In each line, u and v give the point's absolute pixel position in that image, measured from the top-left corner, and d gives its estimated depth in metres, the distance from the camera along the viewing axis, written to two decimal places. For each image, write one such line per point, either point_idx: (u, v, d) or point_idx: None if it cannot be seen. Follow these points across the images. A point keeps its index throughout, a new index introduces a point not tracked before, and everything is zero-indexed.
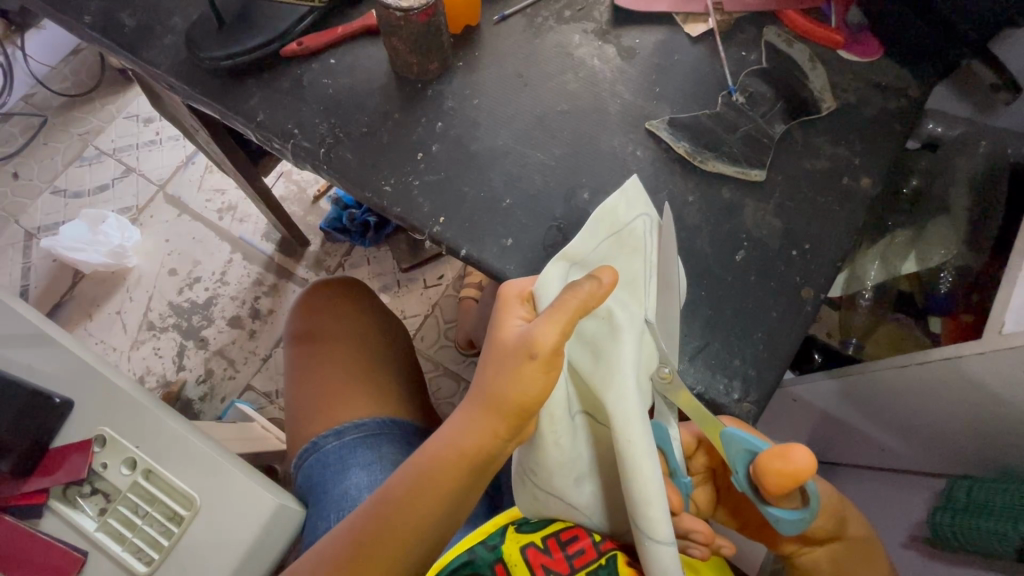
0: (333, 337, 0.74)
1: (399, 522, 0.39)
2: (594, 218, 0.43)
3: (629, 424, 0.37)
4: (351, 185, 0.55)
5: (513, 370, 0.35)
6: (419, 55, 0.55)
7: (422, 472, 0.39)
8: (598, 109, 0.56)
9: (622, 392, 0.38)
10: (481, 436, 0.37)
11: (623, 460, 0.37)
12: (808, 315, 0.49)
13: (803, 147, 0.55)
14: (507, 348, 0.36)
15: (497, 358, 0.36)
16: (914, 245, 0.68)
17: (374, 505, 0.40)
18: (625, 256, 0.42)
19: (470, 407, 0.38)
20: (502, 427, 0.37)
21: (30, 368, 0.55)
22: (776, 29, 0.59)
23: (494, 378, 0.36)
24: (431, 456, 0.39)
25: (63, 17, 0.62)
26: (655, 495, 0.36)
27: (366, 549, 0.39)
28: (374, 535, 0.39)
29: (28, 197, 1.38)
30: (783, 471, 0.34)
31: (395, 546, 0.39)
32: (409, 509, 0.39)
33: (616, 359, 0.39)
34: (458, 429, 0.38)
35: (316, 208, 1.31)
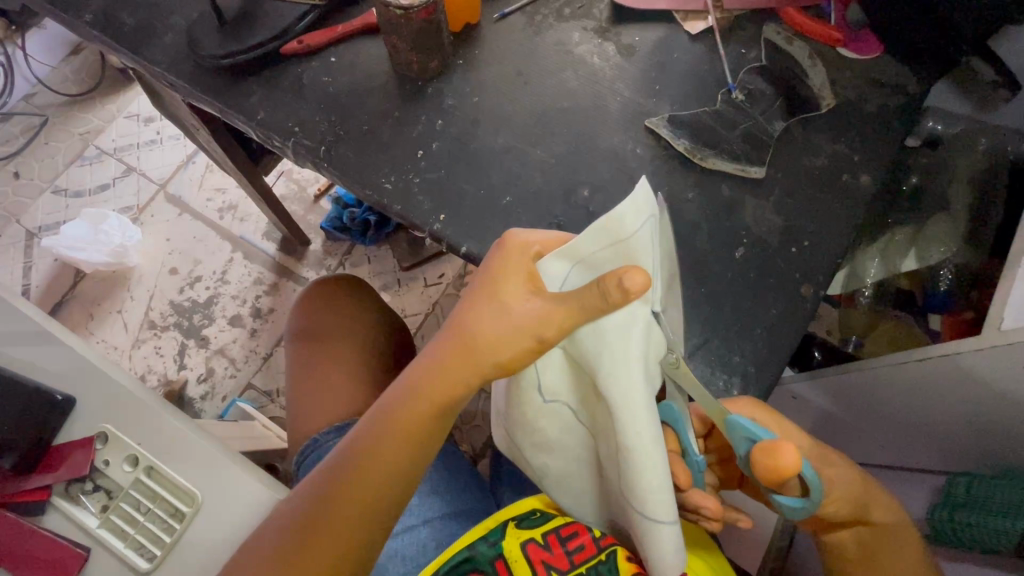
0: (333, 336, 0.74)
1: (378, 459, 0.40)
2: (597, 223, 0.35)
3: (635, 416, 0.36)
4: (351, 183, 0.55)
5: (507, 323, 0.37)
6: (420, 53, 0.55)
7: (400, 409, 0.40)
8: (598, 107, 0.57)
9: (630, 384, 0.36)
10: (453, 382, 0.40)
11: (630, 451, 0.36)
12: (807, 312, 0.49)
13: (802, 144, 0.55)
14: (502, 300, 0.38)
15: (491, 309, 0.38)
16: (915, 243, 0.68)
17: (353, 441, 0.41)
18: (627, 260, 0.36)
19: (447, 355, 0.39)
20: (484, 372, 0.39)
21: (32, 366, 0.55)
22: (775, 26, 0.59)
23: (478, 333, 0.38)
24: (410, 393, 0.40)
25: (64, 16, 0.62)
26: (659, 483, 0.36)
27: (342, 487, 0.40)
28: (352, 473, 0.40)
29: (28, 196, 1.38)
30: (772, 466, 0.35)
31: (360, 479, 0.40)
32: (378, 446, 0.40)
33: (626, 350, 0.36)
34: (439, 371, 0.39)
35: (317, 207, 1.31)
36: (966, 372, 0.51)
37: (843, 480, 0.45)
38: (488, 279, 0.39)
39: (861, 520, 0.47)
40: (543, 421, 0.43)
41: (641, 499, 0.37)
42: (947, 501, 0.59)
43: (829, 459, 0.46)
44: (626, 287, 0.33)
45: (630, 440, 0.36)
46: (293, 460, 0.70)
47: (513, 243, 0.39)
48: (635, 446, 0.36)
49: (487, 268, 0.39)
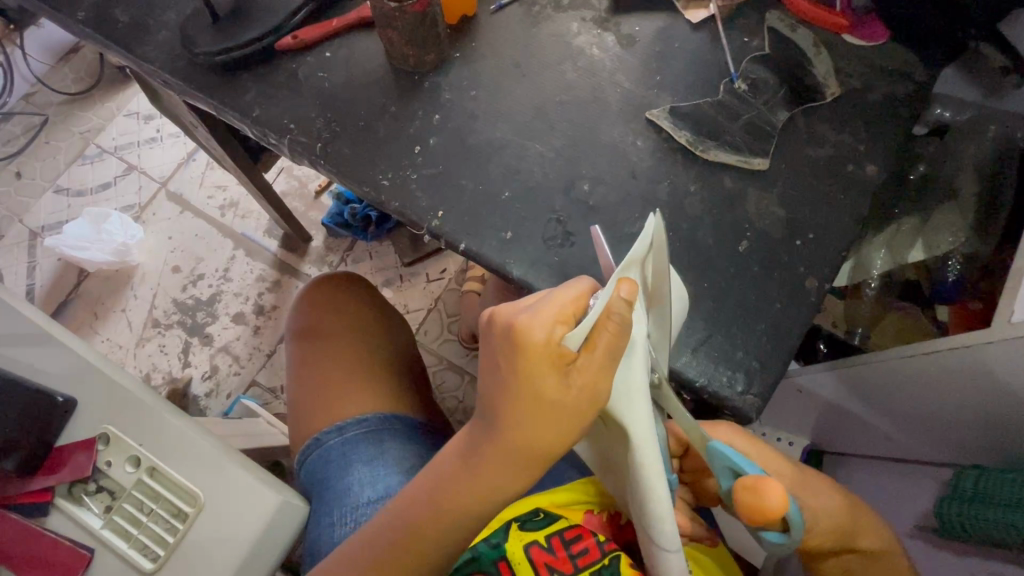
0: (332, 334, 0.74)
1: (426, 537, 0.39)
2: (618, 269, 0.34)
3: (643, 451, 0.34)
4: (349, 180, 0.54)
5: (553, 419, 0.34)
6: (416, 46, 0.54)
7: (446, 498, 0.38)
8: (598, 99, 0.56)
9: (637, 418, 0.34)
10: (504, 471, 0.37)
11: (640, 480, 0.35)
12: (812, 305, 0.48)
13: (807, 134, 0.53)
14: (543, 397, 0.34)
15: (532, 408, 0.34)
16: (922, 231, 0.66)
17: (392, 531, 0.40)
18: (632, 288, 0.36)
19: (493, 446, 0.36)
20: (533, 465, 0.37)
21: (34, 368, 0.55)
22: (778, 13, 0.58)
23: (528, 425, 0.35)
24: (458, 496, 0.38)
25: (58, 15, 0.62)
26: (666, 515, 0.35)
27: (390, 563, 0.40)
28: (398, 551, 0.40)
29: (30, 195, 1.38)
30: (756, 505, 0.33)
31: (412, 557, 0.40)
32: (428, 528, 0.39)
33: (631, 383, 0.35)
34: (483, 467, 0.37)
35: (317, 204, 1.30)
36: (973, 363, 0.50)
37: (825, 507, 0.44)
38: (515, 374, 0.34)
39: (849, 547, 0.46)
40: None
41: (652, 527, 0.37)
42: (954, 496, 0.58)
43: (811, 487, 0.45)
44: (628, 300, 0.33)
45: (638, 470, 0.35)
46: (296, 459, 0.70)
47: (531, 326, 0.33)
48: (642, 478, 0.35)
49: (511, 364, 0.34)
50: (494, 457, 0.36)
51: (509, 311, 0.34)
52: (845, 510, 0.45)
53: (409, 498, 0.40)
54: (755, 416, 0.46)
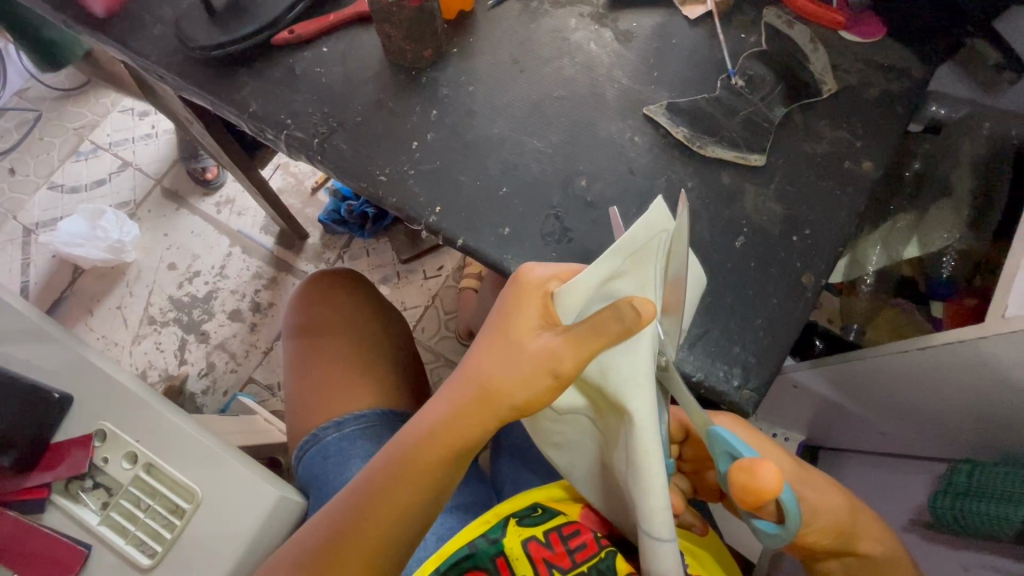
0: (331, 331, 0.74)
1: (388, 499, 0.39)
2: (613, 244, 0.36)
3: (643, 435, 0.36)
4: (346, 176, 0.54)
5: (521, 371, 0.36)
6: (413, 41, 0.54)
7: (412, 453, 0.38)
8: (596, 95, 0.56)
9: (639, 404, 0.36)
10: (471, 426, 0.38)
11: (638, 466, 0.36)
12: (808, 301, 0.49)
13: (804, 130, 0.54)
14: (518, 346, 0.36)
15: (506, 358, 0.36)
16: (917, 229, 0.68)
17: (354, 498, 0.39)
18: (640, 280, 0.37)
19: (460, 398, 0.38)
20: (497, 421, 0.37)
21: (30, 365, 0.55)
22: (776, 9, 0.58)
23: (499, 375, 0.36)
24: (421, 449, 0.38)
25: (51, 10, 0.61)
26: (662, 505, 0.36)
27: (347, 533, 0.39)
28: (358, 519, 0.39)
29: (24, 192, 1.37)
30: (748, 486, 0.34)
31: (372, 524, 0.39)
32: (392, 489, 0.39)
33: (637, 368, 0.36)
34: (450, 421, 0.38)
35: (314, 201, 1.30)
36: (968, 359, 0.50)
37: (825, 504, 0.44)
38: (501, 328, 0.37)
39: (847, 549, 0.46)
40: (559, 425, 0.45)
41: (644, 517, 0.37)
42: (947, 489, 0.58)
43: (812, 482, 0.45)
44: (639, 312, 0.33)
45: (640, 457, 0.36)
46: (292, 455, 0.70)
47: (530, 282, 0.38)
48: (642, 465, 0.36)
49: (500, 319, 0.38)
50: (460, 410, 0.38)
51: (516, 277, 0.39)
52: (846, 511, 0.45)
53: (374, 461, 0.40)
54: (751, 411, 0.46)
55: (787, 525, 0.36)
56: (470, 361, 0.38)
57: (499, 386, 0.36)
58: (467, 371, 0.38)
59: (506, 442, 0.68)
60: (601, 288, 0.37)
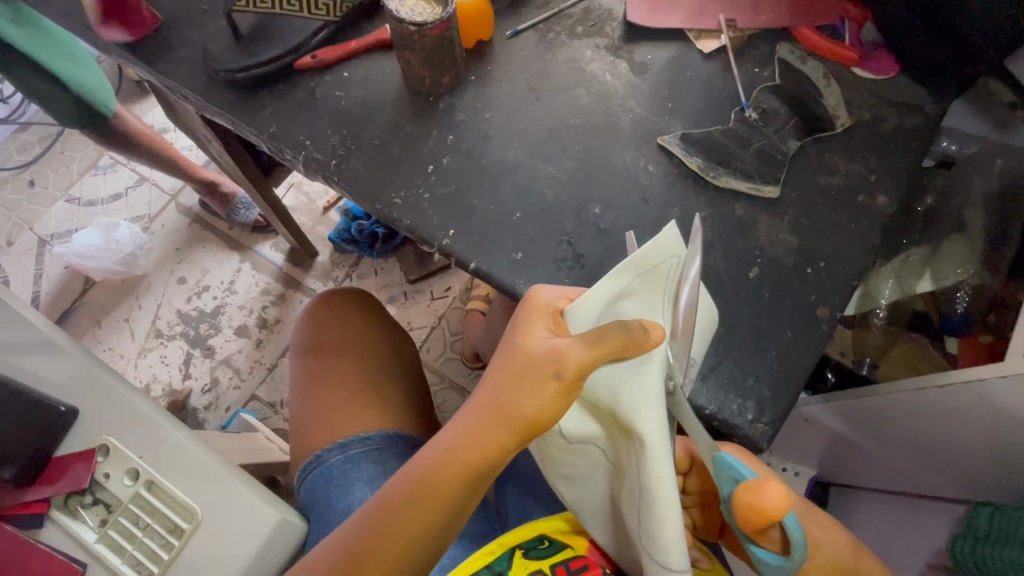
0: (339, 351, 0.74)
1: (404, 522, 0.38)
2: (621, 265, 0.38)
3: (655, 459, 0.35)
4: (361, 198, 0.55)
5: (530, 380, 0.36)
6: (432, 68, 0.55)
7: (427, 475, 0.38)
8: (610, 124, 0.56)
9: (649, 427, 0.35)
10: (487, 444, 0.37)
11: (651, 492, 0.35)
12: (823, 334, 0.48)
13: (817, 163, 0.54)
14: (527, 356, 0.36)
15: (515, 369, 0.36)
16: (930, 263, 0.67)
17: (369, 522, 0.39)
18: (648, 302, 0.39)
19: (474, 414, 0.37)
20: (512, 437, 0.36)
21: (37, 377, 0.55)
22: (790, 45, 0.58)
23: (511, 386, 0.36)
24: (434, 467, 0.38)
25: (82, 31, 0.63)
26: (676, 534, 0.35)
27: (363, 559, 0.38)
28: (374, 542, 0.38)
29: (42, 204, 1.40)
30: (755, 508, 0.33)
31: (389, 548, 0.38)
32: (408, 512, 0.38)
33: (647, 390, 0.36)
34: (463, 438, 0.37)
35: (325, 219, 1.31)
36: (987, 397, 0.49)
37: (827, 540, 0.43)
38: (512, 343, 0.38)
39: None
40: (568, 454, 0.45)
41: (657, 545, 0.36)
42: (967, 533, 0.56)
43: (815, 517, 0.44)
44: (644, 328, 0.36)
45: (653, 483, 0.35)
46: (295, 477, 0.69)
47: (539, 303, 0.40)
48: (655, 493, 0.35)
49: (511, 335, 0.38)
50: (475, 426, 0.37)
51: (529, 298, 0.41)
52: (850, 551, 0.43)
53: (386, 484, 0.40)
54: (766, 446, 0.45)
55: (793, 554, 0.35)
56: (484, 379, 0.38)
57: (511, 397, 0.36)
58: (481, 387, 0.38)
59: (512, 469, 0.67)
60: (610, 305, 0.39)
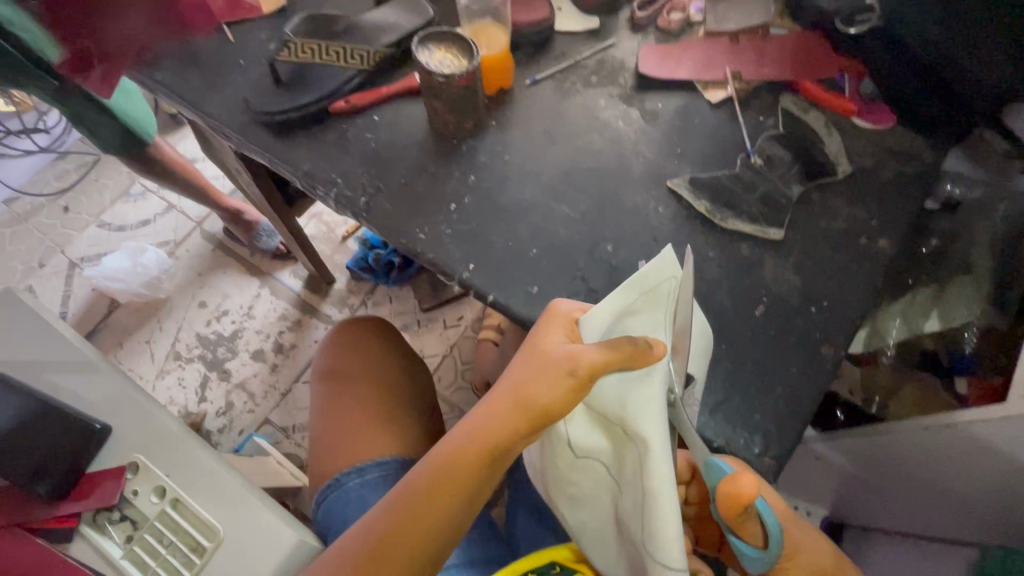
0: (358, 376, 0.76)
1: (423, 505, 0.40)
2: (626, 283, 0.42)
3: (656, 460, 0.37)
4: (387, 233, 0.58)
5: (545, 375, 0.38)
6: (457, 114, 0.59)
7: (445, 461, 0.40)
8: (622, 167, 0.60)
9: (652, 431, 0.38)
10: (502, 433, 0.39)
11: (651, 493, 0.37)
12: (827, 372, 0.50)
13: (820, 207, 0.57)
14: (543, 355, 0.40)
15: (532, 365, 0.39)
16: (937, 304, 0.68)
17: (391, 506, 0.41)
18: (652, 319, 0.41)
19: (491, 405, 0.40)
20: (525, 427, 0.39)
21: (75, 395, 0.58)
22: (792, 96, 0.62)
23: (527, 381, 0.39)
24: (452, 454, 0.40)
25: (136, 75, 0.68)
26: (675, 540, 0.36)
27: (383, 540, 0.40)
28: (394, 523, 0.40)
29: (74, 229, 1.46)
30: (732, 496, 0.36)
31: (409, 529, 0.40)
32: (428, 495, 0.40)
33: (651, 397, 0.39)
34: (480, 427, 0.40)
35: (343, 248, 1.36)
36: (992, 438, 0.50)
37: (814, 545, 0.46)
38: (531, 344, 0.41)
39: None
40: (573, 471, 0.47)
41: (656, 545, 0.37)
42: None
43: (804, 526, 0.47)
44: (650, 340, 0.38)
45: (654, 485, 0.37)
46: (312, 500, 0.70)
47: (558, 312, 0.44)
48: (658, 499, 0.37)
49: (531, 337, 0.42)
50: (492, 416, 0.40)
51: (547, 309, 0.44)
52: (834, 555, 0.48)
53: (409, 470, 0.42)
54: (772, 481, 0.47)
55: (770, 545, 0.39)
56: (503, 374, 0.41)
57: (526, 389, 0.38)
58: (500, 381, 0.41)
59: (523, 498, 0.68)
60: (617, 320, 0.42)
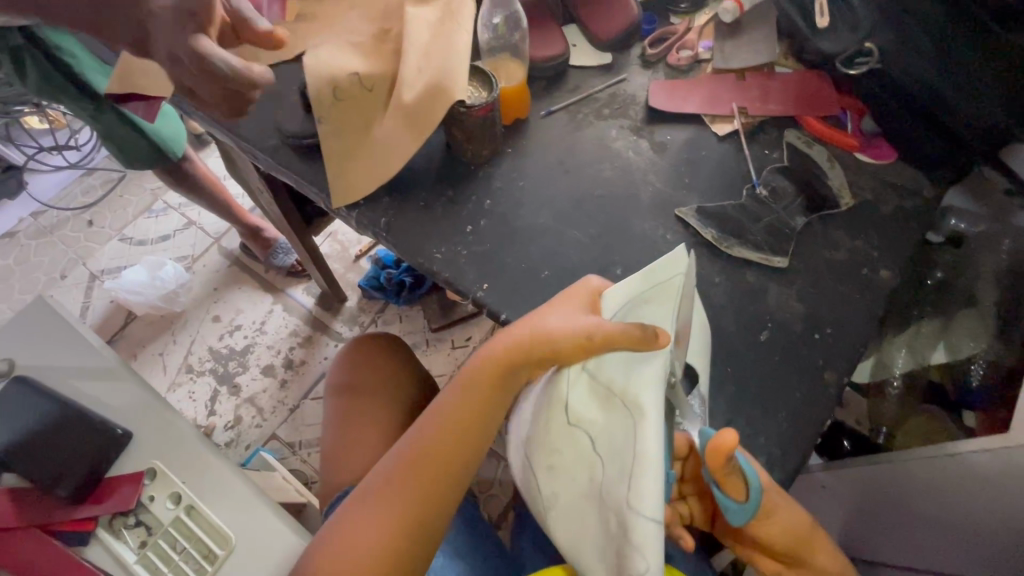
0: (371, 392, 0.78)
1: (450, 415, 0.50)
2: (643, 274, 0.45)
3: (649, 423, 0.37)
4: (405, 253, 0.61)
5: (557, 321, 0.47)
6: (475, 141, 0.62)
7: (469, 379, 0.50)
8: (632, 195, 0.62)
9: (649, 397, 0.38)
10: (514, 357, 0.48)
11: (640, 456, 0.36)
12: (831, 398, 0.51)
13: (823, 238, 0.58)
14: (557, 308, 0.48)
15: (548, 315, 0.48)
16: (943, 335, 0.71)
17: (427, 419, 0.51)
18: (660, 310, 0.42)
19: (508, 335, 0.49)
20: (534, 358, 0.48)
21: (98, 401, 0.60)
22: (796, 131, 0.65)
23: (541, 323, 0.48)
24: (474, 374, 0.50)
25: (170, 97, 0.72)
26: (655, 496, 0.36)
27: (420, 445, 0.49)
28: (429, 431, 0.50)
29: (97, 242, 1.51)
30: (716, 448, 0.37)
31: (442, 438, 0.49)
32: (455, 406, 0.50)
33: (652, 370, 0.39)
34: (498, 354, 0.49)
35: (356, 267, 1.39)
36: (998, 469, 0.50)
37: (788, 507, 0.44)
38: (550, 303, 0.50)
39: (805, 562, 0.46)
40: (562, 442, 0.45)
41: (636, 500, 0.36)
42: None
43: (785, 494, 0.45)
44: (653, 333, 0.40)
45: (645, 450, 0.36)
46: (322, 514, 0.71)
47: (587, 287, 0.50)
48: (642, 455, 0.36)
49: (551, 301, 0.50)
50: (507, 347, 0.49)
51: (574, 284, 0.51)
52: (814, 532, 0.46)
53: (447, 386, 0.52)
54: None
55: (749, 500, 0.39)
56: (522, 319, 0.50)
57: (537, 331, 0.47)
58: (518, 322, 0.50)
59: (528, 517, 0.68)
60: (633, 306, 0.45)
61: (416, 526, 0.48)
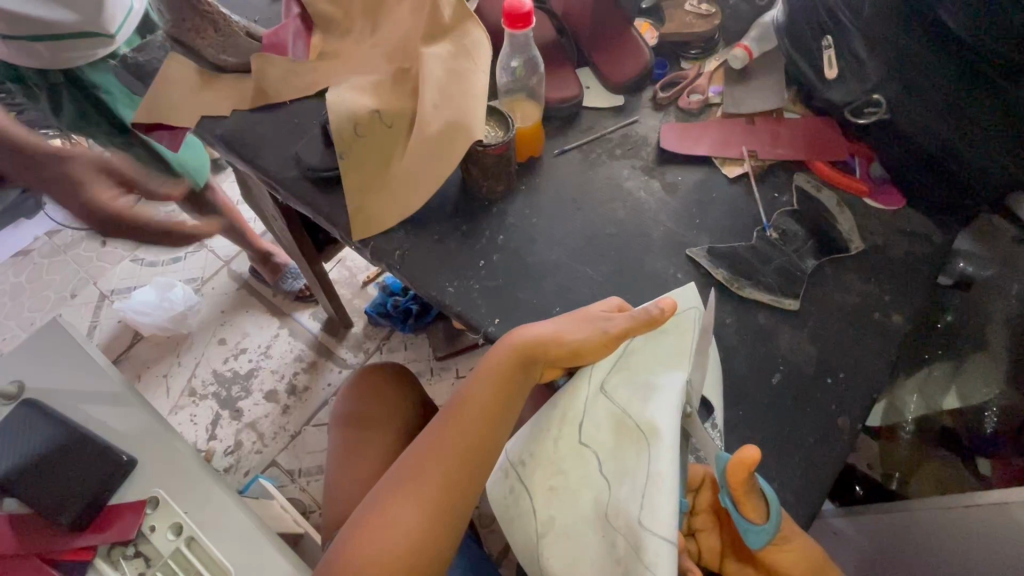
0: (378, 424, 0.77)
1: (472, 406, 0.51)
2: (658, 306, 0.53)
3: (668, 443, 0.41)
4: (419, 287, 0.61)
5: (581, 324, 0.51)
6: (491, 178, 0.64)
7: (491, 369, 0.51)
8: (643, 234, 0.63)
9: (665, 419, 0.43)
10: (539, 350, 0.51)
11: (658, 474, 0.40)
12: (844, 443, 0.50)
13: (834, 281, 0.59)
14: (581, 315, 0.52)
15: (572, 319, 0.52)
16: (954, 381, 0.70)
17: (448, 412, 0.51)
18: (676, 338, 0.50)
19: (532, 331, 0.51)
20: (556, 353, 0.51)
21: (104, 426, 0.60)
22: (805, 175, 0.66)
23: (565, 325, 0.52)
24: (496, 365, 0.51)
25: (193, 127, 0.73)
26: (669, 511, 0.39)
27: (442, 437, 0.50)
28: (451, 423, 0.50)
29: (109, 262, 1.53)
30: (740, 464, 0.37)
31: (463, 430, 0.50)
32: (475, 397, 0.51)
33: (672, 395, 0.44)
34: (522, 346, 0.51)
35: (363, 293, 1.40)
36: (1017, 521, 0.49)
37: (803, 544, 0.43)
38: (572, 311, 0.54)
39: None
40: (569, 461, 0.47)
41: (653, 512, 0.39)
42: None
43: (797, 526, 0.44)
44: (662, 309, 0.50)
45: (661, 468, 0.40)
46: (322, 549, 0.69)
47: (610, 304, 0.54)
48: (660, 475, 0.40)
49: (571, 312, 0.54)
50: (531, 340, 0.51)
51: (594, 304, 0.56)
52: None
53: (460, 387, 0.53)
54: None
55: (769, 522, 0.39)
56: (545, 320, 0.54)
57: (562, 332, 0.51)
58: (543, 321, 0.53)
59: None
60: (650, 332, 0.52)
61: (441, 522, 0.47)
